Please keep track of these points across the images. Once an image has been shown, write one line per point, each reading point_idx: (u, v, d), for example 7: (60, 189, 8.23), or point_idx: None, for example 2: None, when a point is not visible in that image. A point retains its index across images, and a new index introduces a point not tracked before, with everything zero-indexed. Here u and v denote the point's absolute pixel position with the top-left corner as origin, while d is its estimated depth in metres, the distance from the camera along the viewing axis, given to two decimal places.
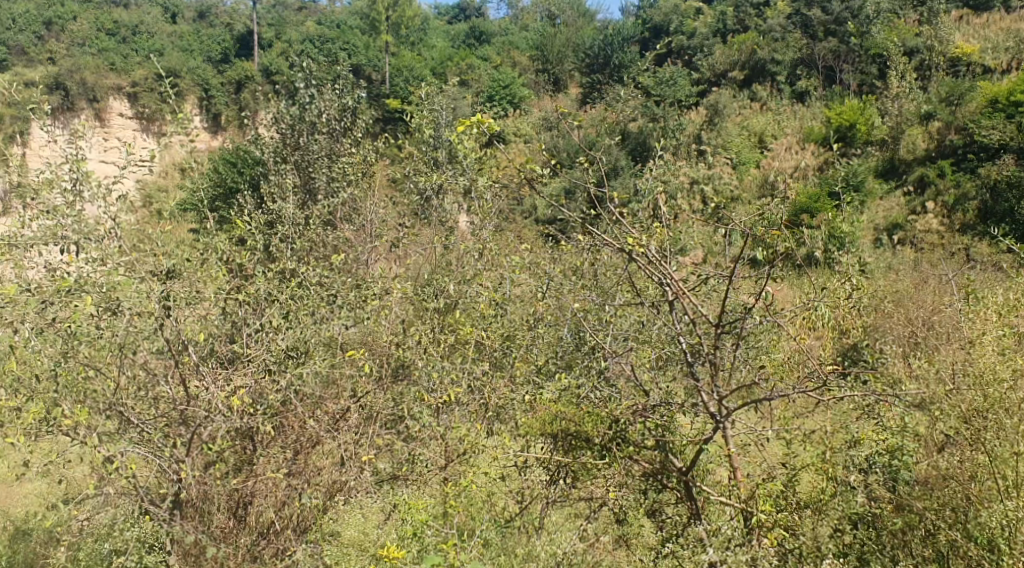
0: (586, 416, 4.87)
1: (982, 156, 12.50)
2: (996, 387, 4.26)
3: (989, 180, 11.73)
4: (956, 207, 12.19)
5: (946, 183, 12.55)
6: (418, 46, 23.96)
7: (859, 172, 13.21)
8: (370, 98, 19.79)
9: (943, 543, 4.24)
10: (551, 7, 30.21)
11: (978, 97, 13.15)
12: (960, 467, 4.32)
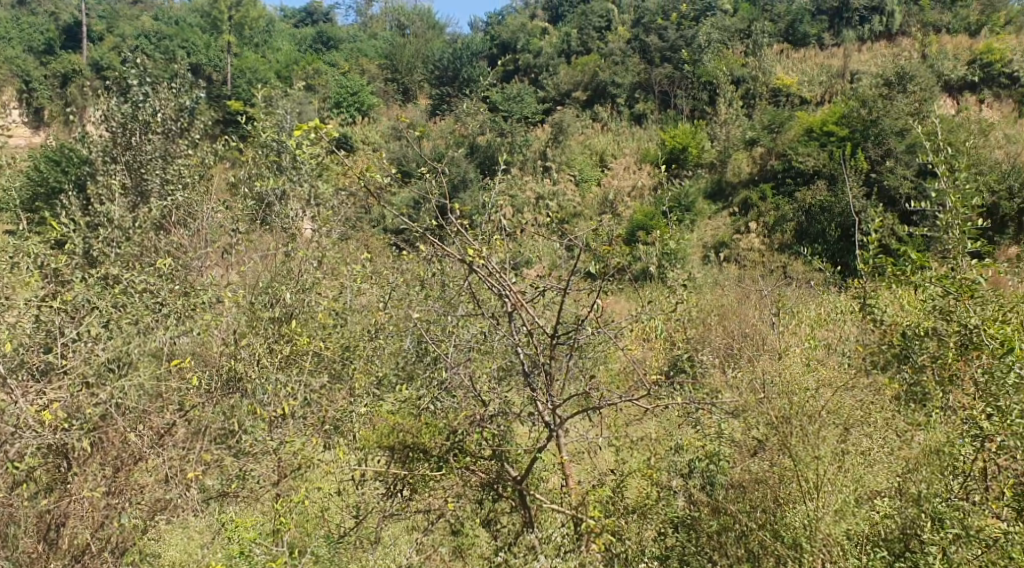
0: (424, 426, 4.80)
1: (799, 182, 13.04)
2: (800, 398, 4.79)
3: (805, 204, 12.39)
4: (775, 228, 12.96)
5: (768, 206, 13.18)
6: (265, 48, 23.22)
7: (691, 194, 13.99)
8: (210, 98, 18.93)
9: (754, 543, 4.47)
10: (402, 18, 30.15)
11: (796, 127, 13.78)
12: (769, 471, 4.56)
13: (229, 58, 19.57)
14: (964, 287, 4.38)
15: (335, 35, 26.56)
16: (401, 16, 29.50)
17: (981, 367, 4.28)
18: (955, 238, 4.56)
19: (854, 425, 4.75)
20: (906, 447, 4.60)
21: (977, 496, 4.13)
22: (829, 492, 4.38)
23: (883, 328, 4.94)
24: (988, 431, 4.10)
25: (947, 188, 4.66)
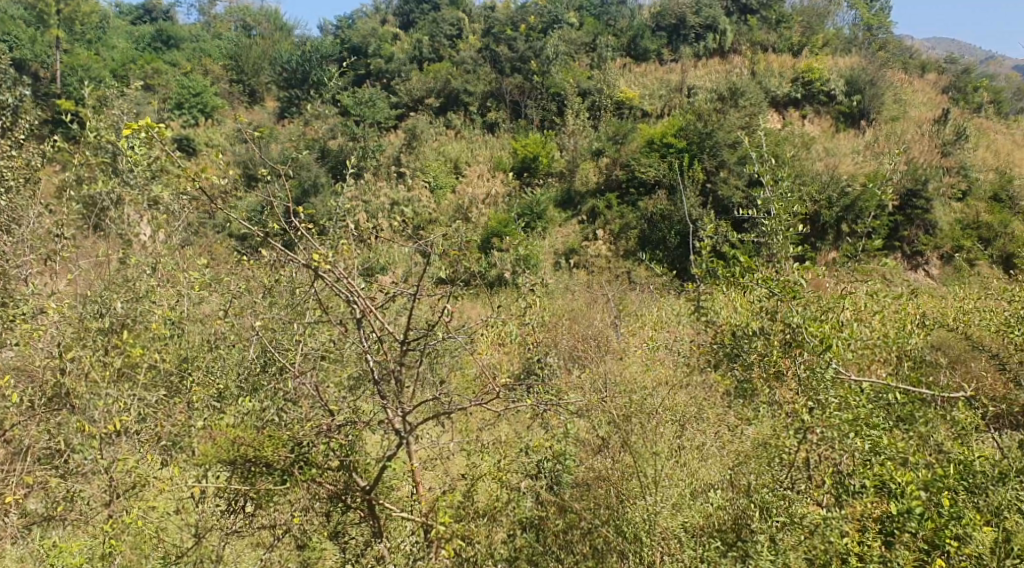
0: (268, 439, 4.50)
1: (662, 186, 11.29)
2: (638, 401, 5.08)
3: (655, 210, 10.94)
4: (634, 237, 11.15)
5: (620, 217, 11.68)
6: (98, 45, 21.64)
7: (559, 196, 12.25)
8: (35, 95, 17.34)
9: (598, 539, 4.63)
10: (248, 18, 28.99)
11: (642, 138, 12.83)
12: (613, 468, 4.78)
13: (58, 53, 17.86)
14: (787, 288, 4.69)
15: (177, 34, 25.28)
16: (247, 17, 28.43)
17: (802, 363, 4.58)
18: (779, 243, 4.91)
19: (689, 421, 5.06)
20: (732, 441, 4.96)
21: (800, 484, 4.44)
22: (666, 486, 4.63)
23: (715, 326, 5.06)
24: (810, 423, 4.38)
25: (770, 197, 5.00)
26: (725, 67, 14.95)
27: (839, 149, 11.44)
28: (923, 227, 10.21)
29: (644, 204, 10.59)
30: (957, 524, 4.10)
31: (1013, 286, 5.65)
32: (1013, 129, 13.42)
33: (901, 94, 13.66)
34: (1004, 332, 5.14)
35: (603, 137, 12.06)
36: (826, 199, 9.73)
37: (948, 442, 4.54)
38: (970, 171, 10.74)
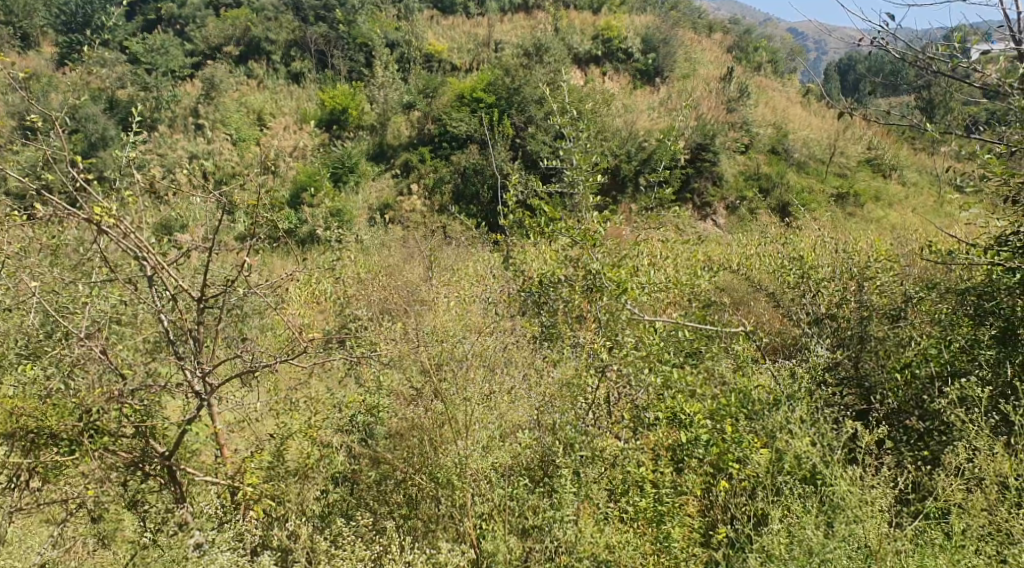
0: (52, 408, 4.17)
1: (453, 145, 10.66)
2: (450, 344, 4.82)
3: (456, 164, 10.15)
4: (435, 190, 10.23)
5: (425, 167, 10.51)
6: None
7: (354, 154, 10.90)
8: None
9: (412, 487, 4.50)
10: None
11: (449, 91, 11.40)
12: (424, 418, 4.56)
13: None
14: (589, 237, 4.95)
15: None
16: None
17: (602, 307, 4.89)
18: (582, 194, 5.12)
19: (497, 367, 4.87)
20: (539, 381, 4.85)
21: (600, 420, 4.69)
22: (478, 429, 4.47)
23: (529, 276, 5.49)
24: (607, 363, 4.70)
25: (572, 148, 5.15)
26: (530, 23, 15.13)
27: (636, 105, 11.78)
28: (711, 179, 10.60)
29: (456, 156, 10.17)
30: (738, 447, 4.42)
31: (788, 235, 6.12)
32: (787, 88, 14.60)
33: (691, 53, 14.48)
34: (775, 274, 5.55)
35: (412, 91, 11.88)
36: (625, 151, 9.88)
37: (730, 375, 4.75)
38: (752, 128, 11.47)
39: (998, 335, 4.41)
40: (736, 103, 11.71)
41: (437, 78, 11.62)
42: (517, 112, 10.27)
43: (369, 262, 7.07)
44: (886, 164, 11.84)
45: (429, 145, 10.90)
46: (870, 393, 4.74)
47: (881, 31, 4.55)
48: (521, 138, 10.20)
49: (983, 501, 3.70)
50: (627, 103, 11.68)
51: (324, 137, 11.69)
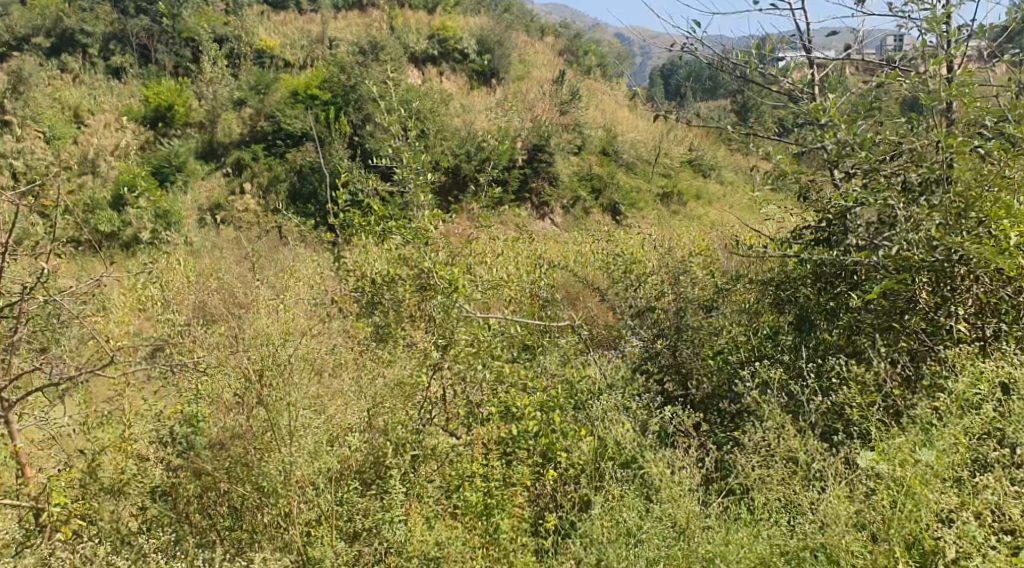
0: None
1: (288, 143, 10.47)
2: (269, 345, 4.57)
3: (294, 162, 9.93)
4: (269, 189, 10.01)
5: (259, 166, 10.24)
6: None
7: (182, 152, 10.47)
8: None
9: (236, 498, 4.33)
10: None
11: (282, 88, 11.20)
12: (248, 425, 4.39)
13: None
14: (420, 235, 5.02)
15: None
16: None
17: (437, 306, 4.82)
18: (412, 192, 5.16)
19: (324, 369, 4.82)
20: (369, 383, 4.80)
21: (436, 418, 4.69)
22: (303, 435, 4.26)
23: (364, 275, 5.39)
24: (439, 360, 4.71)
25: (401, 146, 5.14)
26: (365, 21, 15.11)
27: (474, 106, 11.90)
28: (548, 179, 10.74)
29: (292, 155, 9.99)
30: (564, 437, 4.56)
31: (617, 233, 6.38)
32: (614, 92, 15.39)
33: (526, 57, 15.02)
34: (601, 270, 5.81)
35: (244, 88, 11.56)
36: (465, 151, 9.99)
37: (558, 368, 4.89)
38: (584, 130, 11.89)
39: (796, 322, 4.69)
40: (569, 106, 12.11)
41: (269, 76, 11.52)
42: (354, 111, 10.22)
43: (179, 260, 6.85)
44: (706, 164, 12.85)
45: (262, 143, 10.61)
46: (686, 378, 4.98)
47: (691, 37, 4.82)
48: (359, 137, 10.21)
49: (777, 476, 3.88)
50: (464, 103, 11.76)
51: (148, 135, 11.10)
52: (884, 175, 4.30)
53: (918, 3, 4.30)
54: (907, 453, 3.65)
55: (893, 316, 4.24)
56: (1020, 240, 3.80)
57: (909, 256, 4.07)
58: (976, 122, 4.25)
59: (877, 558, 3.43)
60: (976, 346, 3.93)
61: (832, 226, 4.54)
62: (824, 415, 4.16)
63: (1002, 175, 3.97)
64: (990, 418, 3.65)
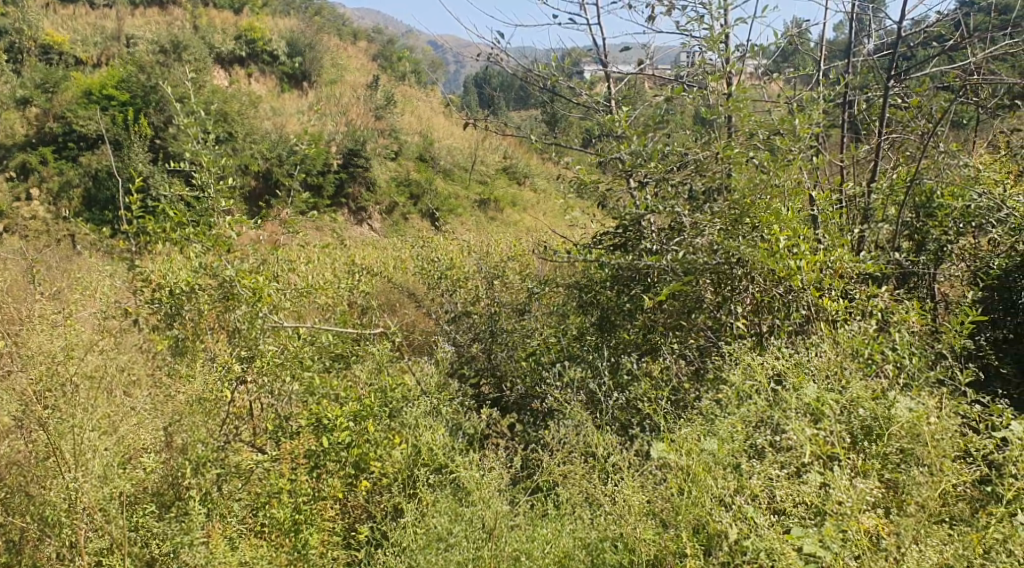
0: None
1: (82, 145, 9.83)
2: (50, 363, 4.17)
3: (90, 166, 9.32)
4: (60, 194, 9.32)
5: (48, 169, 9.51)
6: None
7: None
8: None
9: (14, 531, 3.99)
10: None
11: (73, 86, 10.44)
12: (27, 452, 4.10)
13: None
14: (221, 241, 4.80)
15: None
16: None
17: (240, 316, 4.66)
18: (211, 198, 4.89)
19: (114, 387, 4.55)
20: (168, 400, 4.56)
21: (241, 435, 4.60)
22: (90, 458, 3.99)
23: (163, 285, 4.83)
24: (243, 372, 4.57)
25: (197, 149, 4.82)
26: (167, 18, 14.39)
27: (285, 109, 11.66)
28: (365, 183, 10.51)
29: (86, 158, 9.36)
30: (377, 446, 4.45)
31: (436, 238, 6.37)
32: (427, 98, 15.95)
33: (338, 61, 15.25)
34: (418, 275, 5.72)
35: (28, 85, 10.69)
36: (276, 154, 9.72)
37: (372, 376, 4.78)
38: (399, 135, 11.97)
39: (598, 323, 4.93)
40: (383, 110, 12.37)
41: (57, 73, 10.75)
42: (154, 112, 9.67)
43: None
44: (520, 171, 13.27)
45: (51, 145, 9.86)
46: (501, 381, 5.08)
47: (494, 47, 4.96)
48: (160, 139, 9.69)
49: (578, 471, 4.03)
50: (275, 107, 11.45)
51: None
52: (673, 183, 4.66)
53: (700, 22, 4.61)
54: (693, 443, 3.89)
55: (683, 315, 4.58)
56: (787, 244, 4.15)
57: (694, 260, 4.37)
58: (749, 133, 4.57)
59: (665, 543, 3.64)
60: (751, 340, 4.29)
61: (628, 232, 4.84)
62: (620, 411, 4.40)
63: (772, 183, 4.36)
64: (765, 407, 3.90)
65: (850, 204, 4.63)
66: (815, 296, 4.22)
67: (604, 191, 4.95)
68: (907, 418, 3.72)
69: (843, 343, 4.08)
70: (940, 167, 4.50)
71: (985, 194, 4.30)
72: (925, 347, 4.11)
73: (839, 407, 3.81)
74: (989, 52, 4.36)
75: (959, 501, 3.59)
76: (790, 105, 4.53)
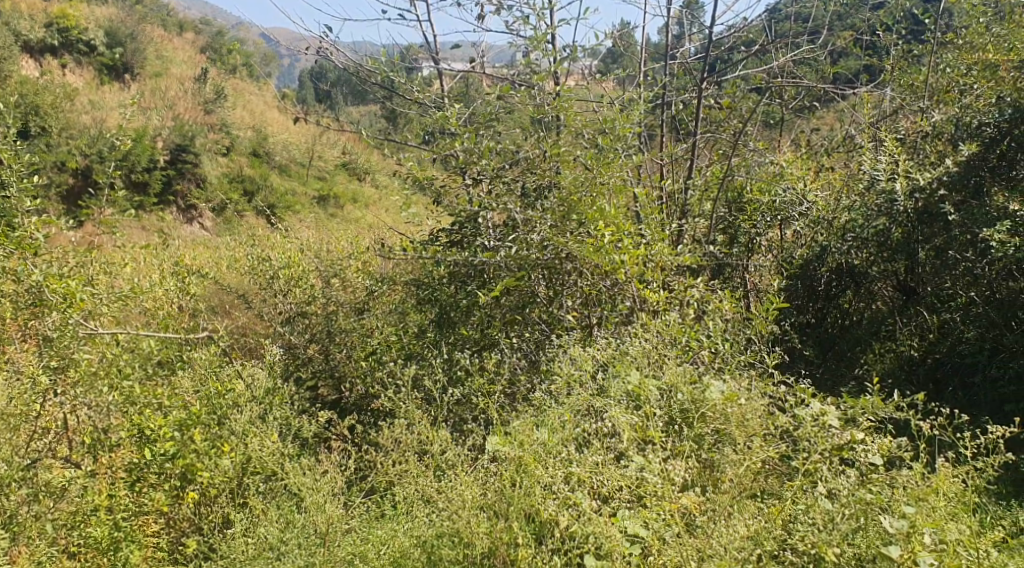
0: None
1: None
2: None
3: None
4: None
5: None
6: None
7: None
8: None
9: None
10: None
11: None
12: None
13: None
14: (25, 246, 4.39)
15: None
16: None
17: (52, 324, 4.35)
18: (14, 200, 4.48)
19: None
20: None
21: (53, 447, 4.25)
22: None
23: None
24: (52, 384, 4.23)
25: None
26: None
27: (106, 102, 10.98)
28: (194, 180, 10.18)
29: None
30: (203, 455, 4.26)
31: (273, 236, 6.15)
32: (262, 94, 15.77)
33: (163, 53, 14.59)
34: (249, 275, 5.42)
35: None
36: (96, 150, 9.13)
37: (198, 384, 4.65)
38: (229, 130, 11.70)
39: (437, 322, 4.85)
40: (213, 105, 12.20)
41: None
42: None
43: None
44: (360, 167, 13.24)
45: None
46: (340, 382, 5.01)
47: (324, 41, 4.92)
48: None
49: (413, 470, 3.99)
50: (93, 100, 10.79)
51: None
52: (505, 180, 4.73)
53: (526, 22, 4.70)
54: (527, 434, 3.95)
55: (516, 310, 4.67)
56: (612, 239, 4.28)
57: (527, 256, 4.50)
58: (575, 132, 4.76)
59: (498, 535, 3.61)
60: (581, 331, 4.48)
61: (464, 229, 4.88)
62: (457, 406, 4.41)
63: (596, 181, 4.50)
64: (591, 397, 4.03)
65: (670, 201, 4.94)
66: (639, 287, 4.45)
67: (437, 188, 4.89)
68: (720, 400, 3.95)
69: (665, 331, 4.33)
70: (749, 165, 4.97)
71: (789, 190, 4.94)
72: (737, 332, 4.49)
73: (659, 392, 4.01)
74: (790, 57, 4.69)
75: (768, 476, 3.80)
76: (614, 104, 4.79)
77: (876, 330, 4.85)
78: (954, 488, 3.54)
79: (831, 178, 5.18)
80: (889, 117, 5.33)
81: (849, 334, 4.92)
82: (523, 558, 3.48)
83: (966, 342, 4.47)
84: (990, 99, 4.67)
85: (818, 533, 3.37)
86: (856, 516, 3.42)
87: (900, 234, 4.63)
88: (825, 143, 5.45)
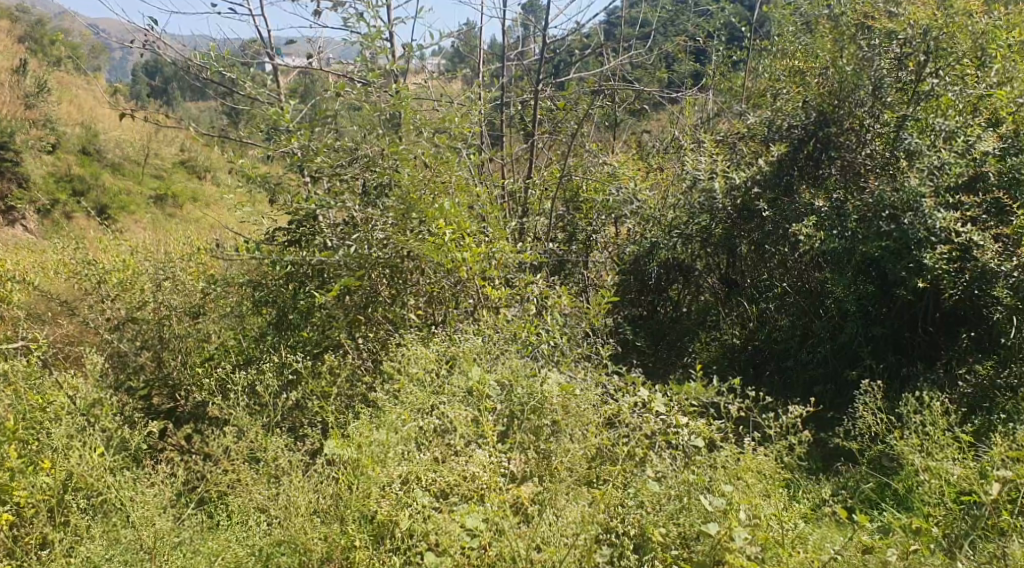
0: None
1: None
2: None
3: None
4: None
5: None
6: None
7: None
8: None
9: None
10: None
11: None
12: None
13: None
14: None
15: None
16: None
17: None
18: None
19: None
20: None
21: None
22: None
23: None
24: None
25: None
26: None
27: None
28: (14, 180, 9.52)
29: None
30: (18, 472, 3.91)
31: (103, 237, 5.80)
32: (91, 88, 14.92)
33: None
34: (73, 279, 5.12)
35: None
36: None
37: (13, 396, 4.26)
38: (55, 126, 10.98)
39: (276, 322, 4.81)
40: (35, 99, 11.41)
41: None
42: None
43: None
44: (200, 166, 12.83)
45: None
46: (176, 390, 4.80)
47: (150, 34, 4.70)
48: None
49: (248, 479, 3.87)
50: None
51: None
52: (345, 178, 4.74)
53: (361, 19, 4.68)
54: (365, 436, 3.81)
55: (356, 310, 4.64)
56: (453, 237, 4.32)
57: (365, 254, 4.47)
58: (416, 130, 4.67)
59: (334, 538, 3.54)
60: (423, 331, 4.50)
61: (301, 228, 4.78)
62: (295, 412, 4.30)
63: (436, 179, 4.50)
64: (432, 395, 4.01)
65: (511, 199, 5.11)
66: (480, 284, 4.52)
67: (274, 186, 4.84)
68: (556, 391, 4.06)
69: (504, 327, 4.44)
70: (585, 166, 5.25)
71: (621, 190, 5.14)
72: (573, 327, 4.67)
73: (498, 387, 4.09)
74: (623, 60, 4.86)
75: (601, 464, 3.90)
76: (452, 103, 4.83)
77: (702, 321, 5.27)
78: (767, 468, 3.80)
79: (661, 177, 5.45)
80: (712, 120, 5.65)
81: (677, 324, 5.32)
82: (361, 561, 3.43)
83: (780, 329, 4.91)
84: (798, 103, 5.07)
85: (646, 515, 3.53)
86: (680, 497, 3.57)
87: (722, 231, 4.99)
88: (656, 144, 5.75)
